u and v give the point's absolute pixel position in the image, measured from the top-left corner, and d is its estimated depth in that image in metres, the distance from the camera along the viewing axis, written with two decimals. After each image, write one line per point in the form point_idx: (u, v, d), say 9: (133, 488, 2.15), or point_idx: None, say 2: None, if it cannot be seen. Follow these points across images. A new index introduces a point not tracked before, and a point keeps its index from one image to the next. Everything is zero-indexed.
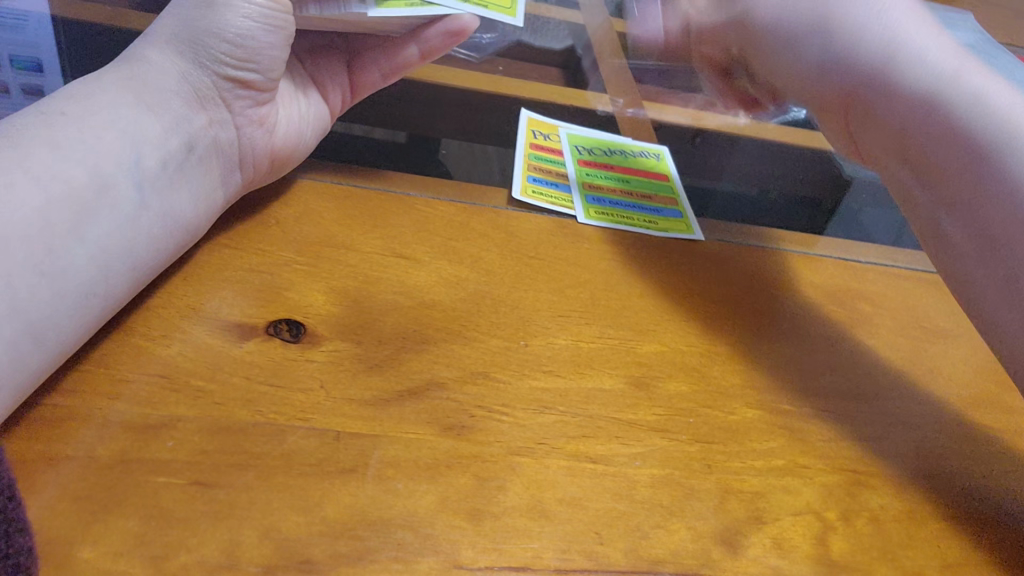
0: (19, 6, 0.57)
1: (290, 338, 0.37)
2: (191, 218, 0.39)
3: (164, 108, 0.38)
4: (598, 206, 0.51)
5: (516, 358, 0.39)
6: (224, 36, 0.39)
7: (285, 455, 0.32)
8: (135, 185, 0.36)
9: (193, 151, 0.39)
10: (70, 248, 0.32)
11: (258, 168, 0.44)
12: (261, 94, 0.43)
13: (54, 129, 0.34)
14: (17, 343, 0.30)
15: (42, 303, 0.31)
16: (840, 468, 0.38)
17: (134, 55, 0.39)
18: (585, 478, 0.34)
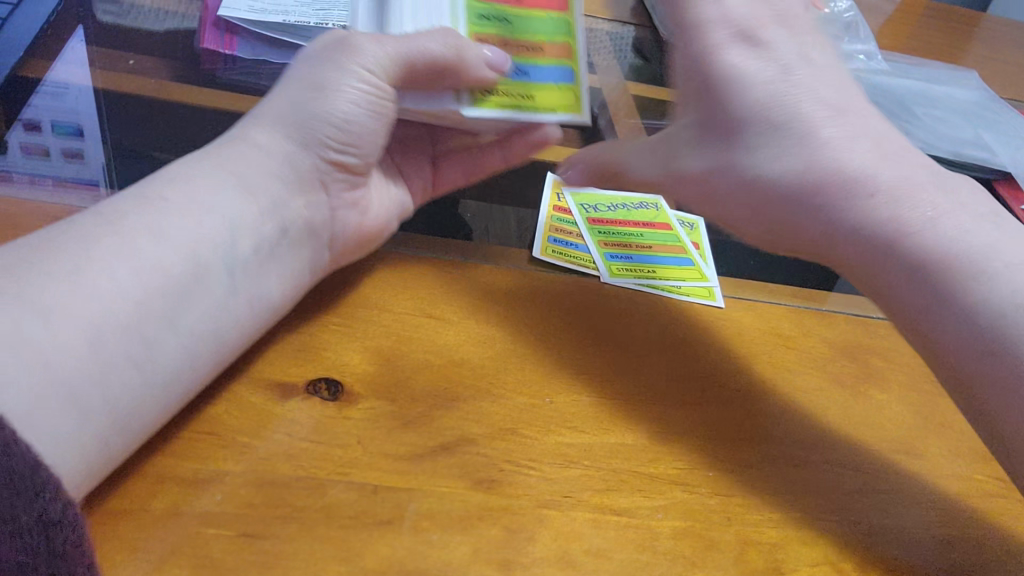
0: (63, 78, 0.60)
1: (328, 397, 0.39)
2: (278, 300, 0.41)
3: (260, 194, 0.41)
4: (616, 262, 0.53)
5: (542, 415, 0.40)
6: (329, 121, 0.43)
7: (326, 508, 0.34)
8: (227, 270, 0.38)
9: (285, 236, 0.42)
10: (163, 335, 0.35)
11: (347, 250, 0.46)
12: (355, 177, 0.47)
13: (157, 218, 0.37)
14: (102, 430, 0.32)
15: (129, 392, 0.33)
16: (854, 519, 0.39)
17: (235, 135, 0.42)
18: (610, 529, 0.36)
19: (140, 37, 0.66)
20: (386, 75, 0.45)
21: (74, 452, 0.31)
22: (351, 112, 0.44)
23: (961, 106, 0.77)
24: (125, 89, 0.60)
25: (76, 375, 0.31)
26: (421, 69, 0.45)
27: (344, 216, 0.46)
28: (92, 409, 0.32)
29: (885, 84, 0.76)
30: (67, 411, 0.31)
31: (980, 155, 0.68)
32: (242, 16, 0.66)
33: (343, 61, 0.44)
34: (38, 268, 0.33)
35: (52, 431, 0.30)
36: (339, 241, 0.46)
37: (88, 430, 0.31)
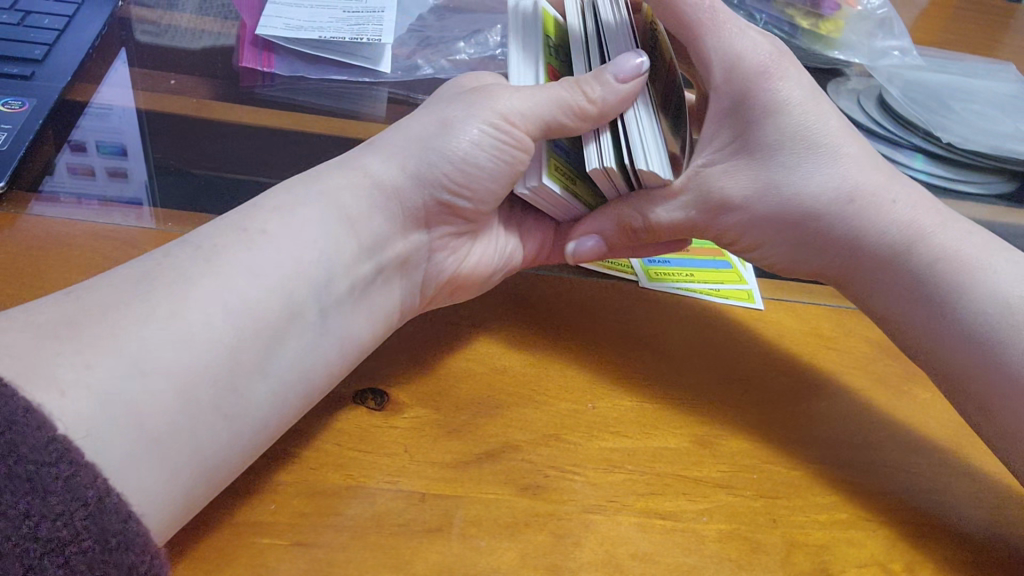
0: (106, 100, 0.61)
1: (374, 407, 0.39)
2: (368, 338, 0.40)
3: (365, 228, 0.39)
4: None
5: (584, 421, 0.41)
6: (448, 160, 0.42)
7: (376, 516, 0.34)
8: (318, 311, 0.37)
9: (380, 275, 0.40)
10: (254, 383, 0.34)
11: (430, 292, 0.45)
12: (460, 220, 0.44)
13: (252, 255, 0.35)
14: (187, 479, 0.31)
15: (218, 443, 0.32)
16: (902, 520, 0.39)
17: (349, 161, 0.41)
18: (655, 534, 0.36)
19: (179, 57, 0.68)
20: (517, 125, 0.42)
21: (160, 505, 0.30)
22: (475, 155, 0.42)
23: (1000, 99, 0.76)
24: (166, 110, 0.61)
25: (168, 431, 0.30)
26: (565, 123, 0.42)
27: (440, 261, 0.44)
28: (180, 460, 0.31)
29: (921, 79, 0.75)
30: (150, 468, 0.30)
31: (1019, 148, 0.67)
32: (278, 33, 0.67)
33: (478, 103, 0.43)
34: (120, 313, 0.31)
35: (143, 487, 0.29)
36: (429, 285, 0.44)
37: (176, 483, 0.31)
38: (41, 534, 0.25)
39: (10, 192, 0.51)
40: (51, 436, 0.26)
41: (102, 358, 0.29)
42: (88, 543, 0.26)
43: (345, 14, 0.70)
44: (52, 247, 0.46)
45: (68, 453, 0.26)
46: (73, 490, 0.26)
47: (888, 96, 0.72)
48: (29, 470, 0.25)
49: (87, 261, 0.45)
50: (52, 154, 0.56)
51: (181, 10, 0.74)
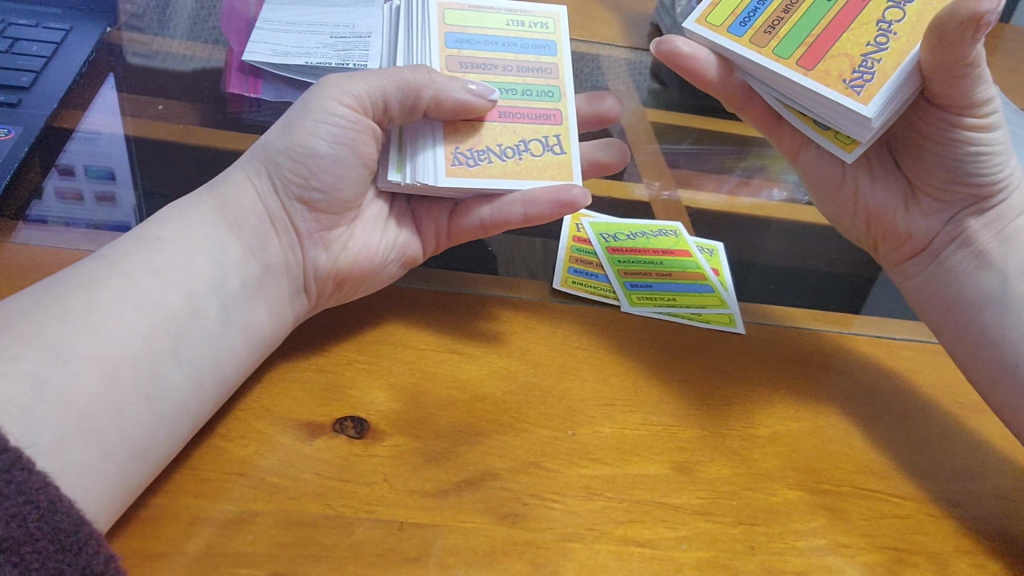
0: (94, 126, 0.62)
1: (354, 435, 0.40)
2: (267, 330, 0.42)
3: (244, 225, 0.43)
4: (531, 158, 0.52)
5: (564, 448, 0.41)
6: (292, 155, 0.44)
7: (354, 546, 0.34)
8: (220, 307, 0.39)
9: (268, 272, 0.43)
10: (168, 368, 0.36)
11: (325, 290, 0.46)
12: (335, 218, 0.47)
13: (150, 254, 0.38)
14: (123, 461, 0.34)
15: (143, 425, 0.35)
16: (880, 545, 0.39)
17: (222, 177, 0.45)
18: (634, 562, 0.36)
19: (168, 83, 0.68)
20: (353, 106, 0.45)
21: (98, 490, 0.32)
22: (316, 144, 0.44)
23: None
24: (153, 136, 0.62)
25: (93, 408, 0.33)
26: (395, 102, 0.47)
27: (317, 256, 0.45)
28: (109, 438, 0.33)
29: None
30: (86, 449, 0.32)
31: None
32: (265, 59, 0.67)
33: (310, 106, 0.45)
34: (40, 312, 0.34)
35: (77, 467, 0.32)
36: (314, 281, 0.45)
37: (112, 466, 0.33)
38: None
39: None
40: (2, 446, 0.28)
41: (26, 351, 0.32)
42: (43, 544, 0.27)
43: (332, 39, 0.71)
44: (36, 275, 0.46)
45: (20, 461, 0.28)
46: (26, 493, 0.27)
47: None
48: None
49: None
50: (39, 180, 0.56)
51: (171, 35, 0.74)
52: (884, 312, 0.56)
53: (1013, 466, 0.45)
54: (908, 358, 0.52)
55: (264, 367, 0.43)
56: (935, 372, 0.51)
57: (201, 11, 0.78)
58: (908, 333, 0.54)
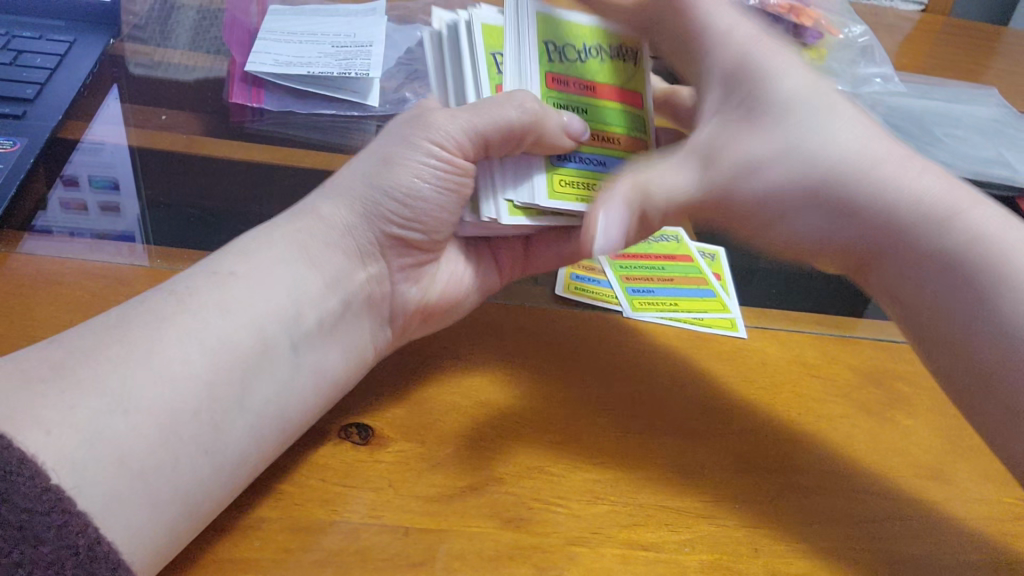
0: (98, 137, 0.62)
1: (360, 441, 0.40)
2: (342, 372, 0.41)
3: (327, 263, 0.41)
4: (564, 168, 0.46)
5: (569, 453, 0.41)
6: (393, 194, 0.43)
7: (360, 551, 0.35)
8: (293, 346, 0.38)
9: (348, 310, 0.42)
10: (232, 419, 0.35)
11: (408, 325, 0.46)
12: (421, 252, 0.46)
13: (226, 296, 0.37)
14: (172, 514, 0.32)
15: (200, 475, 0.33)
16: (883, 547, 0.40)
17: (307, 207, 0.44)
18: (639, 565, 0.36)
19: (171, 92, 0.69)
20: (462, 151, 0.43)
21: (144, 540, 0.31)
22: (418, 184, 0.43)
23: (982, 124, 0.77)
24: (158, 146, 0.62)
25: (149, 463, 0.32)
26: (497, 140, 0.43)
27: (404, 290, 0.46)
28: (161, 493, 0.32)
29: (904, 105, 0.76)
30: (135, 505, 0.31)
31: (1001, 173, 0.68)
32: (267, 69, 0.68)
33: (415, 137, 0.44)
34: (105, 356, 0.33)
35: (127, 522, 0.31)
36: (401, 315, 0.45)
37: (161, 520, 0.32)
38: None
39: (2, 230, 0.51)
40: (44, 486, 0.28)
41: (83, 397, 0.31)
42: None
43: (333, 48, 0.71)
44: (43, 286, 0.47)
45: (60, 502, 0.28)
46: (65, 536, 0.27)
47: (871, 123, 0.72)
48: (23, 518, 0.26)
49: (78, 300, 0.46)
50: (45, 190, 0.56)
51: (174, 45, 0.75)
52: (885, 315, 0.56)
53: None
54: (909, 360, 0.52)
55: None
56: None
57: (204, 21, 0.79)
58: None
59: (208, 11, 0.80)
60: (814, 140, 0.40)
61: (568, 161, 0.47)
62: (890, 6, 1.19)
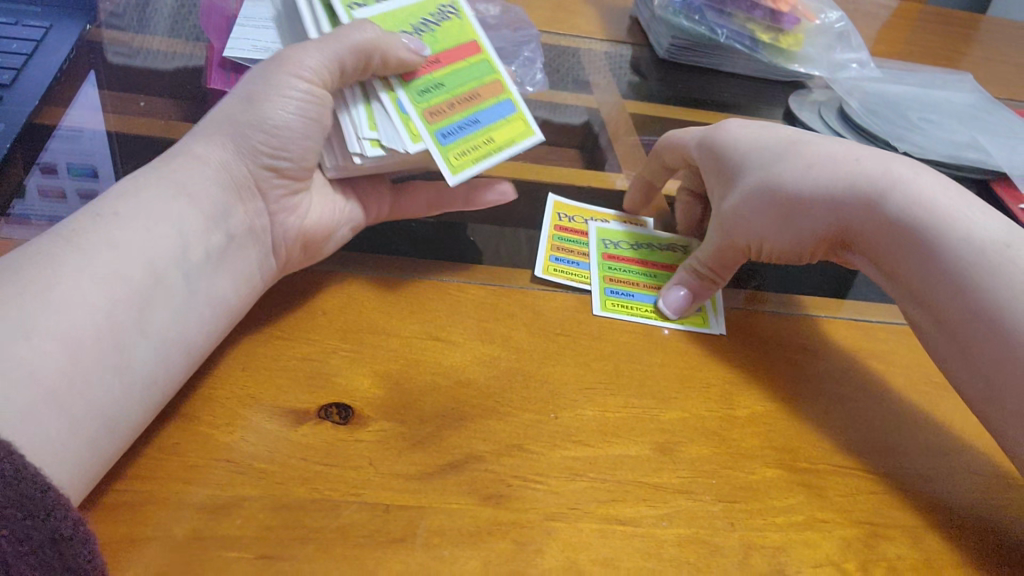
0: (76, 122, 0.62)
1: (340, 421, 0.40)
2: (234, 301, 0.43)
3: (208, 203, 0.42)
4: (450, 143, 0.51)
5: (547, 431, 0.42)
6: (262, 127, 0.44)
7: (340, 528, 0.35)
8: (184, 276, 0.40)
9: (232, 241, 0.43)
10: (135, 341, 0.37)
11: (291, 255, 0.48)
12: (295, 183, 0.48)
13: (110, 229, 0.38)
14: (93, 435, 0.34)
15: (114, 396, 0.35)
16: (856, 520, 0.40)
17: (179, 150, 0.44)
18: (616, 539, 0.37)
19: (149, 80, 0.68)
20: (317, 81, 0.45)
21: (72, 462, 0.33)
22: (287, 118, 0.44)
23: (958, 109, 0.78)
24: (135, 132, 0.62)
25: (61, 386, 0.33)
26: (351, 62, 0.47)
27: (285, 219, 0.47)
28: (77, 412, 0.33)
29: (880, 91, 0.77)
30: (53, 421, 0.32)
31: (976, 156, 0.69)
32: (245, 56, 0.67)
33: (276, 74, 0.45)
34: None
35: (46, 442, 0.32)
36: (283, 244, 0.47)
37: (82, 441, 0.33)
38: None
39: None
40: None
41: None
42: (9, 511, 0.27)
43: None
44: None
45: None
46: None
47: (849, 108, 0.73)
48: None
49: None
50: (22, 177, 0.56)
51: (152, 32, 0.74)
52: (863, 296, 0.57)
53: (986, 442, 0.46)
54: (883, 340, 0.52)
55: (251, 357, 0.43)
56: (911, 352, 0.52)
57: (182, 9, 0.79)
58: (885, 316, 0.55)
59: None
60: (884, 168, 0.49)
61: (461, 130, 0.52)
62: None
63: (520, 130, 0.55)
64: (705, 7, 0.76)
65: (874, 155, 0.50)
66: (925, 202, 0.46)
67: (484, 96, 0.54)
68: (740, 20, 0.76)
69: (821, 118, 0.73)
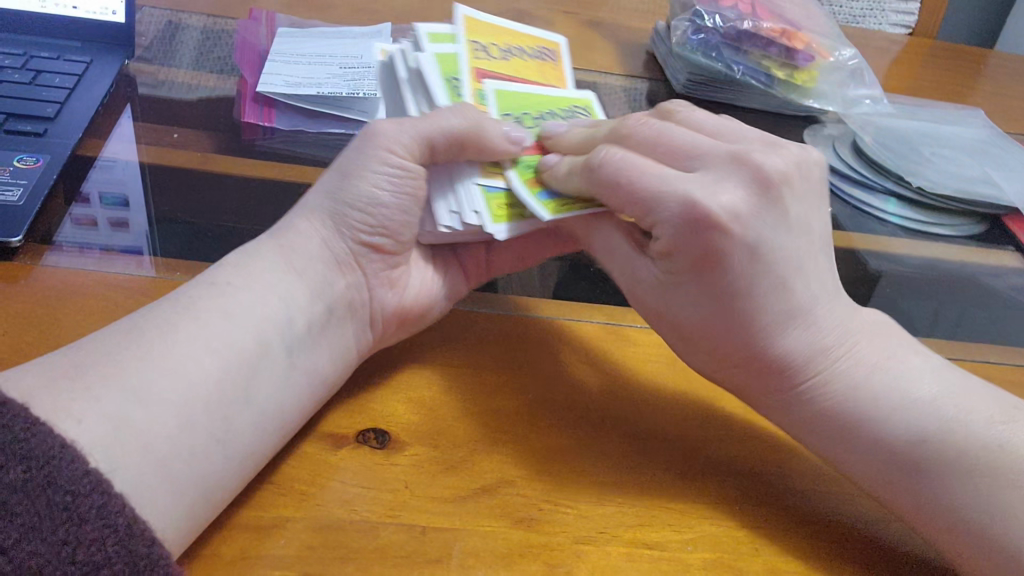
0: (112, 154, 0.64)
1: (377, 445, 0.42)
2: (331, 373, 0.43)
3: (310, 276, 0.44)
4: (499, 195, 0.49)
5: (575, 456, 0.43)
6: (356, 205, 0.46)
7: (379, 548, 0.36)
8: (286, 351, 0.41)
9: (332, 314, 0.44)
10: (237, 412, 0.38)
11: (386, 329, 0.48)
12: (393, 259, 0.49)
13: (224, 301, 0.40)
14: (193, 499, 0.35)
15: (216, 466, 0.36)
16: (876, 550, 0.41)
17: (286, 224, 0.46)
18: (644, 562, 0.38)
19: (184, 111, 0.71)
20: (410, 158, 0.46)
21: (172, 520, 0.34)
22: (379, 195, 0.46)
23: (970, 144, 0.79)
24: (169, 164, 0.64)
25: (171, 449, 0.34)
26: (442, 145, 0.47)
27: (384, 296, 0.48)
28: (180, 477, 0.34)
29: (893, 126, 0.79)
30: (157, 487, 0.34)
31: (988, 191, 0.71)
32: (280, 91, 0.71)
33: (367, 148, 0.46)
34: (122, 355, 0.36)
35: (154, 503, 0.33)
36: (380, 318, 0.47)
37: (183, 503, 0.34)
38: (78, 558, 0.29)
39: (24, 242, 0.53)
40: (85, 470, 0.30)
41: (108, 394, 0.34)
42: (119, 566, 0.29)
43: (342, 70, 0.74)
44: (64, 296, 0.48)
45: (101, 485, 0.30)
46: (106, 517, 0.30)
47: (862, 142, 0.75)
48: (66, 500, 0.29)
49: (96, 309, 0.48)
50: (62, 206, 0.58)
51: (177, 64, 0.77)
52: None
53: None
54: None
55: None
56: None
57: (208, 41, 0.81)
58: None
59: (213, 33, 0.83)
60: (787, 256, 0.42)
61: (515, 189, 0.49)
62: (881, 30, 1.22)
63: (578, 222, 0.51)
64: (722, 45, 0.79)
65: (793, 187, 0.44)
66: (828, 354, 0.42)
67: (538, 185, 0.52)
68: (755, 57, 0.79)
69: (835, 153, 0.75)
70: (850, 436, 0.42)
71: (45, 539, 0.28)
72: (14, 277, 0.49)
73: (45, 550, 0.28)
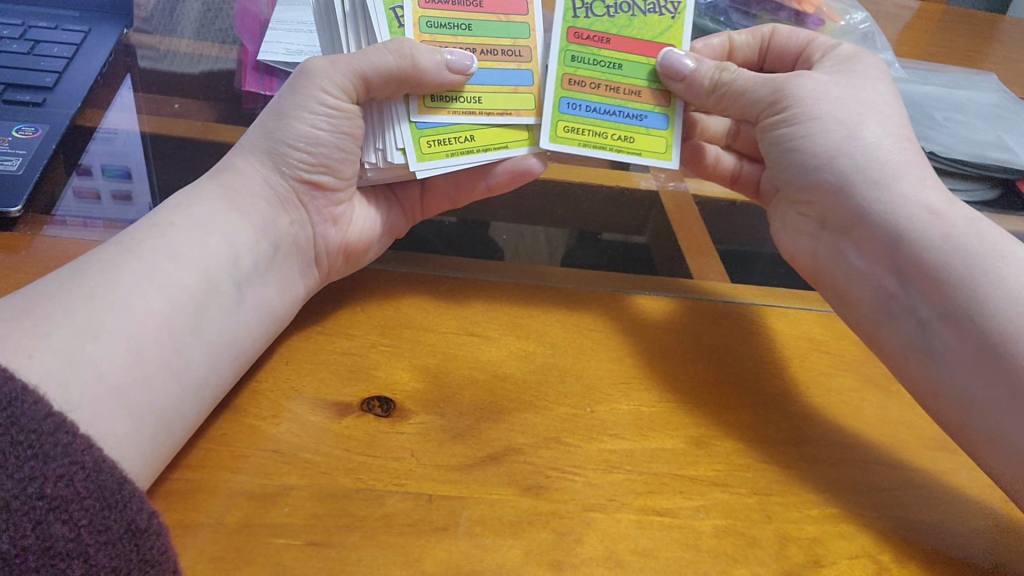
0: (113, 125, 0.63)
1: (382, 414, 0.41)
2: (280, 307, 0.45)
3: (254, 213, 0.44)
4: (571, 114, 0.52)
5: (584, 424, 0.42)
6: (296, 144, 0.46)
7: (385, 516, 0.36)
8: (234, 284, 0.42)
9: (278, 250, 0.45)
10: (190, 344, 0.38)
11: (332, 264, 0.49)
12: (336, 196, 0.49)
13: (169, 240, 0.40)
14: (152, 431, 0.35)
15: (171, 396, 0.37)
16: (893, 515, 0.41)
17: (226, 165, 0.46)
18: (654, 530, 0.38)
19: (185, 83, 0.70)
20: (345, 96, 0.46)
21: (134, 454, 0.34)
22: (316, 133, 0.46)
23: (984, 109, 0.78)
24: (170, 134, 0.63)
25: (125, 381, 0.35)
26: (378, 81, 0.46)
27: (327, 231, 0.49)
28: (141, 412, 0.35)
29: (905, 91, 0.77)
30: (118, 419, 0.34)
31: (1003, 156, 0.69)
32: (280, 57, 0.69)
33: (303, 85, 0.46)
34: (68, 293, 0.36)
35: (113, 435, 0.34)
36: (325, 254, 0.49)
37: (143, 435, 0.35)
38: (46, 493, 0.28)
39: (25, 214, 0.52)
40: (48, 411, 0.30)
41: (59, 329, 0.34)
42: (89, 502, 0.29)
43: None
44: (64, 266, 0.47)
45: (65, 426, 0.30)
46: (72, 455, 0.29)
47: None
48: (31, 438, 0.29)
49: None
50: (62, 177, 0.57)
51: (177, 35, 0.76)
52: None
53: None
54: None
55: (292, 353, 0.44)
56: None
57: (208, 12, 0.80)
58: None
59: (213, 3, 0.81)
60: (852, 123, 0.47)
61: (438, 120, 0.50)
62: None
63: (658, 149, 0.53)
64: (731, 10, 0.78)
65: (888, 126, 0.47)
66: (943, 219, 0.43)
67: (642, 98, 0.52)
68: (765, 21, 0.77)
69: None
70: (938, 293, 0.41)
71: (9, 477, 0.28)
72: (14, 248, 0.49)
73: (10, 487, 0.27)
